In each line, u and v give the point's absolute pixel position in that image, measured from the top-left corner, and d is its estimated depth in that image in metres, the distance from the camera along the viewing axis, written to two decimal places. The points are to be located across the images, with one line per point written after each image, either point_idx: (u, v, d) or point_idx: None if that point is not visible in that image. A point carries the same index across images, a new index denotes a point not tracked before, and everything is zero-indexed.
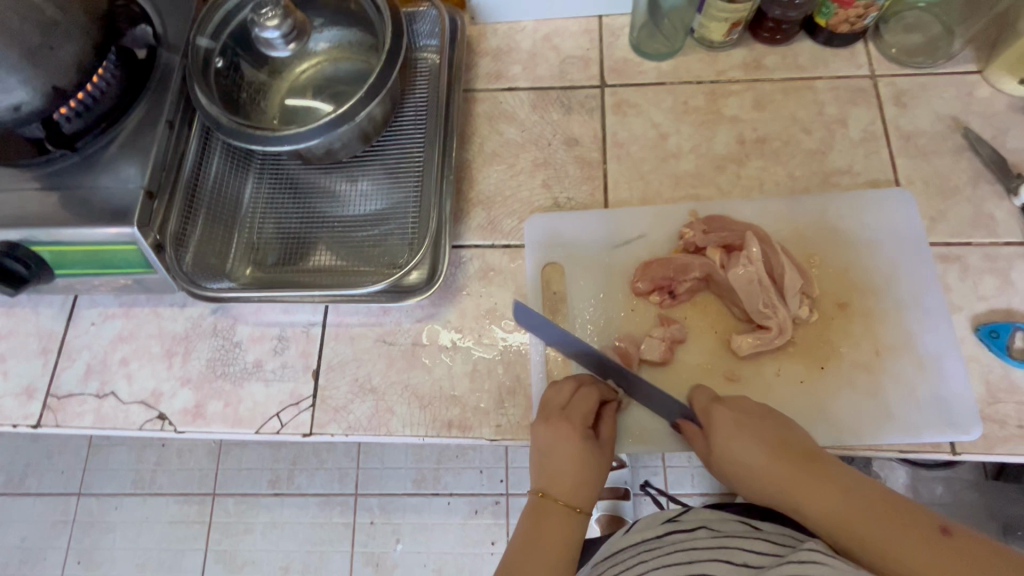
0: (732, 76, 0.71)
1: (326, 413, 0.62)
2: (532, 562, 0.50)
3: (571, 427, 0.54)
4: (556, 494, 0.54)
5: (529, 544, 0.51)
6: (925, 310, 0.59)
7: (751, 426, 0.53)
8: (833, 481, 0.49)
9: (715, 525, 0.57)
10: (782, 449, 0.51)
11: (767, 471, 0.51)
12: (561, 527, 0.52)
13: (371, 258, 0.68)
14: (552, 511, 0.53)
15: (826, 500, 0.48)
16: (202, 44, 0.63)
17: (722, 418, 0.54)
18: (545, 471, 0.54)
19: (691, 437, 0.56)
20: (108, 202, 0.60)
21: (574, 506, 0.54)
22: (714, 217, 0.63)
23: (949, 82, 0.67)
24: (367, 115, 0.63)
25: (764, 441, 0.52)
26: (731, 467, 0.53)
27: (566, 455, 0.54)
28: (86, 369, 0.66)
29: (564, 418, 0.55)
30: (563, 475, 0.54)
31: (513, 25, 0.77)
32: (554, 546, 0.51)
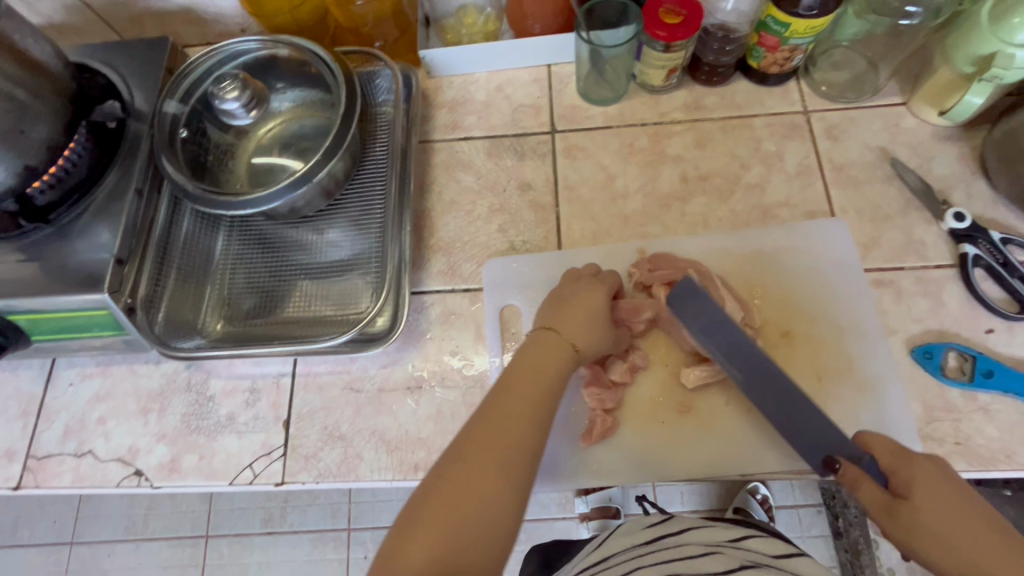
0: (674, 117, 0.75)
1: (298, 461, 0.64)
2: (524, 385, 0.50)
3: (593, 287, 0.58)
4: (560, 330, 0.54)
5: (523, 370, 0.51)
6: (863, 335, 0.62)
7: (962, 500, 0.45)
8: (1013, 548, 0.42)
9: (701, 532, 0.57)
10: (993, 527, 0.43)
11: (973, 555, 0.42)
12: (552, 358, 0.52)
13: (338, 306, 0.71)
14: (551, 345, 0.53)
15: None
16: (170, 109, 0.68)
17: (925, 479, 0.46)
18: (557, 314, 0.56)
19: (866, 490, 0.49)
20: (80, 269, 0.63)
21: (574, 346, 0.54)
22: (660, 254, 0.66)
23: (876, 115, 0.71)
24: (326, 173, 0.67)
25: (979, 522, 0.44)
26: (905, 532, 0.46)
27: (585, 304, 0.57)
28: (65, 430, 0.68)
29: (595, 281, 0.59)
30: (570, 316, 0.56)
31: (467, 76, 0.81)
32: (541, 376, 0.51)
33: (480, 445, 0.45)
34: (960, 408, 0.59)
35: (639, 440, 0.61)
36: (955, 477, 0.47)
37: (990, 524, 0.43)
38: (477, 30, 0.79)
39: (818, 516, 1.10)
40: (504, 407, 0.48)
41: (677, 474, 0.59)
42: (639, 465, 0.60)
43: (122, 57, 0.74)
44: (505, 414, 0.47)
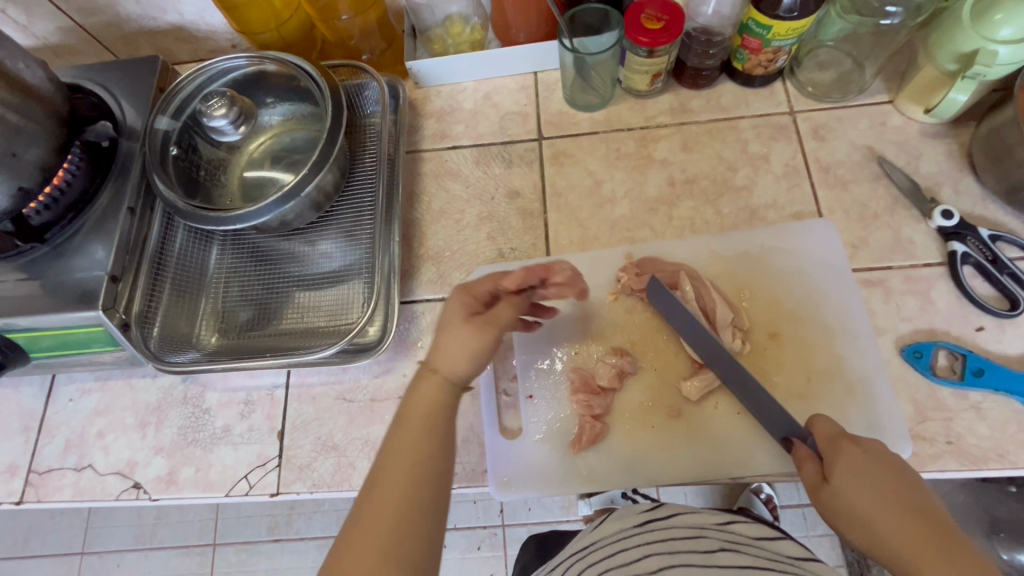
0: (660, 121, 0.75)
1: (292, 471, 0.65)
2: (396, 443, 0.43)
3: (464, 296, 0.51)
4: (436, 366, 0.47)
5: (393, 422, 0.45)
6: (852, 335, 0.62)
7: (888, 480, 0.45)
8: (904, 528, 0.42)
9: (693, 516, 0.58)
10: (904, 504, 0.43)
11: (883, 527, 0.43)
12: (424, 404, 0.45)
13: (331, 317, 0.72)
14: (429, 387, 0.46)
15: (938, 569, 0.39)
16: (161, 125, 0.70)
17: (845, 464, 0.47)
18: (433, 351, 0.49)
19: (806, 469, 0.50)
20: (76, 287, 0.64)
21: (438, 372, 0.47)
22: (649, 260, 0.66)
23: (862, 114, 0.71)
24: (315, 186, 0.68)
25: (896, 504, 0.43)
26: (830, 509, 0.46)
27: (447, 327, 0.49)
28: (65, 444, 0.69)
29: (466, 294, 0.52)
30: (446, 350, 0.48)
31: (455, 86, 0.82)
32: (414, 431, 0.44)
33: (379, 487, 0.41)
34: (951, 407, 0.58)
35: (629, 445, 0.61)
36: (889, 457, 0.47)
37: (902, 502, 0.43)
38: (464, 39, 0.80)
39: None
40: (381, 485, 0.41)
41: (668, 479, 0.59)
42: (630, 470, 0.60)
43: (116, 77, 0.75)
44: (382, 493, 0.41)
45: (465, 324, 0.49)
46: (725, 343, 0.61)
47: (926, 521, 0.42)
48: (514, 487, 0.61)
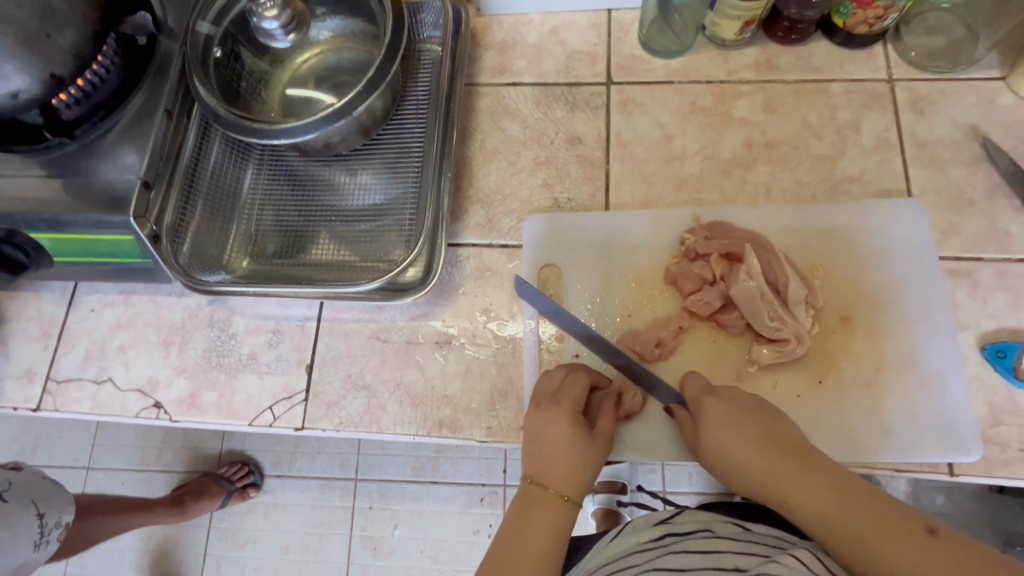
0: (743, 76, 0.69)
1: (318, 408, 0.62)
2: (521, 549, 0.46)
3: (561, 412, 0.52)
4: (546, 479, 0.50)
5: (518, 532, 0.47)
6: (931, 327, 0.57)
7: (747, 420, 0.50)
8: (788, 472, 0.45)
9: (715, 528, 0.53)
10: (758, 435, 0.48)
11: (746, 463, 0.48)
12: (545, 522, 0.48)
13: (367, 252, 0.68)
14: (536, 501, 0.49)
15: (812, 490, 0.44)
16: (202, 30, 0.63)
17: (711, 410, 0.51)
18: (535, 457, 0.51)
19: (688, 429, 0.54)
20: (106, 190, 0.60)
21: (563, 493, 0.49)
22: (718, 224, 0.61)
23: (969, 89, 0.65)
24: (365, 109, 0.63)
25: (760, 438, 0.48)
26: (710, 459, 0.51)
27: (552, 437, 0.51)
28: (85, 355, 0.67)
29: (553, 403, 0.53)
30: (553, 457, 0.50)
31: (520, 17, 0.75)
32: (541, 540, 0.47)
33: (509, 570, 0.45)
34: None
35: (677, 417, 0.58)
36: (741, 399, 0.52)
37: (757, 432, 0.48)
38: None
39: None
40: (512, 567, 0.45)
41: None
42: (676, 442, 0.57)
43: None
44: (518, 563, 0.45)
45: (573, 434, 0.51)
46: (798, 320, 0.56)
47: (781, 447, 0.47)
48: None
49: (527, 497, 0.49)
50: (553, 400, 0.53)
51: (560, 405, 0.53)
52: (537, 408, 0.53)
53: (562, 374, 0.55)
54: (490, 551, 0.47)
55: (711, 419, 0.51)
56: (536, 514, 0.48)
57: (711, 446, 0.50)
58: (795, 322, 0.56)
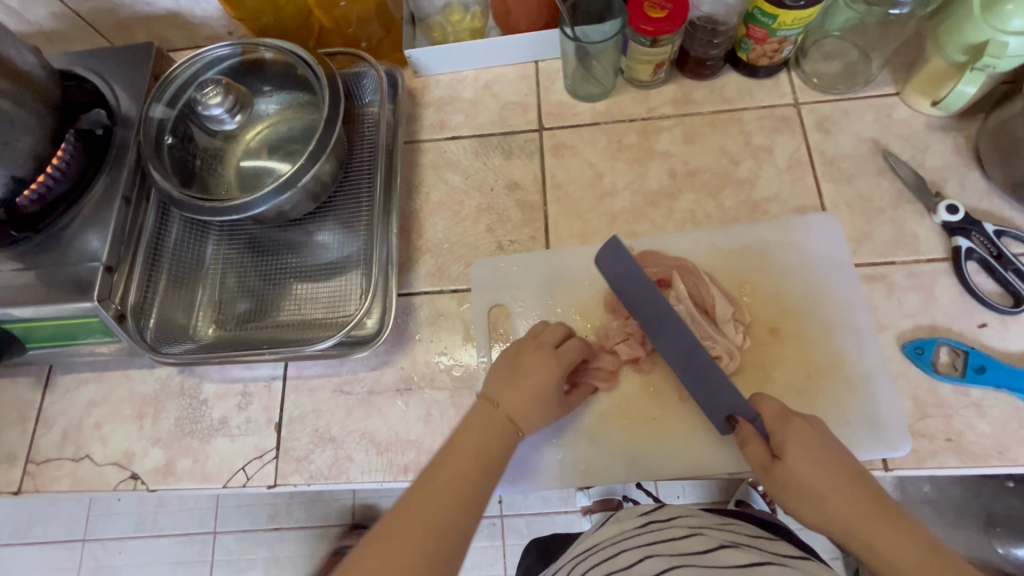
0: (663, 112, 0.74)
1: (289, 463, 0.65)
2: (455, 457, 0.49)
3: (551, 361, 0.56)
4: (504, 406, 0.53)
5: (457, 441, 0.50)
6: (854, 331, 0.61)
7: (837, 457, 0.47)
8: (882, 521, 0.43)
9: (693, 518, 0.56)
10: (854, 476, 0.46)
11: (834, 497, 0.45)
12: (480, 428, 0.51)
13: (327, 309, 0.71)
14: (490, 420, 0.52)
15: (905, 547, 0.41)
16: (156, 114, 0.68)
17: (798, 435, 0.48)
18: (505, 385, 0.54)
19: (753, 450, 0.51)
20: (71, 277, 0.64)
21: (514, 422, 0.52)
22: (649, 253, 0.65)
23: (867, 106, 0.70)
24: (313, 177, 0.67)
25: (848, 474, 0.46)
26: (783, 485, 0.48)
27: (530, 383, 0.54)
28: (63, 435, 0.69)
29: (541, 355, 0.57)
30: (528, 385, 0.54)
31: (454, 75, 0.80)
32: (477, 446, 0.49)
33: (447, 471, 0.47)
34: (952, 404, 0.58)
35: (626, 440, 0.61)
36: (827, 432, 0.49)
37: (850, 472, 0.46)
38: (464, 27, 0.77)
39: None
40: (442, 469, 0.47)
41: (665, 472, 0.60)
42: (628, 462, 0.60)
43: (111, 65, 0.74)
44: (455, 469, 0.48)
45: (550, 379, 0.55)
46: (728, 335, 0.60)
47: (882, 498, 0.44)
48: (509, 479, 0.61)
49: (472, 420, 0.52)
50: (551, 351, 0.57)
51: (543, 348, 0.57)
52: (523, 346, 0.58)
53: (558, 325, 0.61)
54: (429, 463, 0.49)
55: (796, 448, 0.48)
56: (474, 443, 0.50)
57: (796, 476, 0.47)
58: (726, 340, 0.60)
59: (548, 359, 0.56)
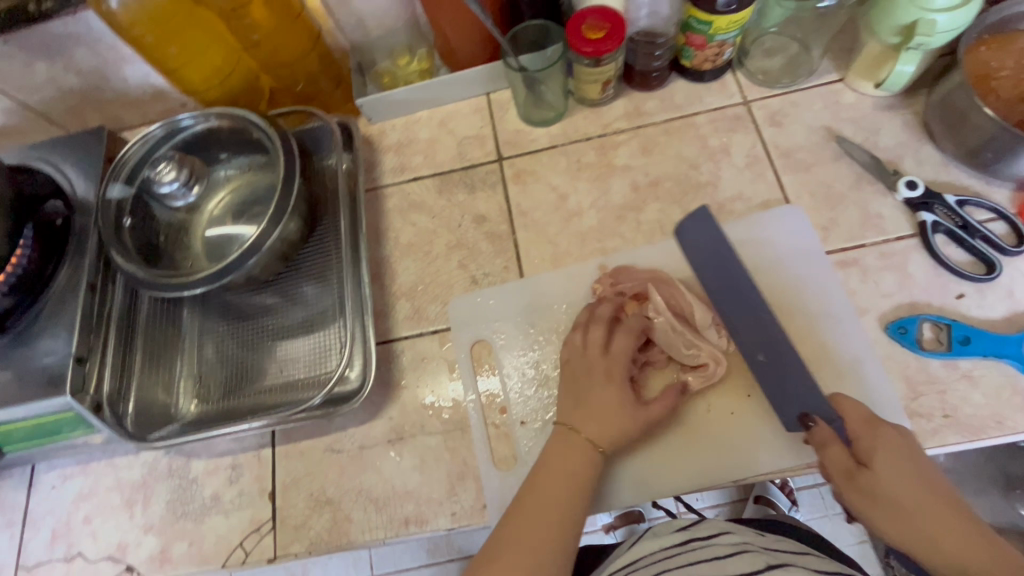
0: (617, 127, 0.74)
1: (287, 532, 0.63)
2: (546, 502, 0.51)
3: (610, 380, 0.56)
4: (582, 430, 0.54)
5: (538, 481, 0.52)
6: (837, 318, 0.61)
7: (918, 468, 0.49)
8: (952, 530, 0.46)
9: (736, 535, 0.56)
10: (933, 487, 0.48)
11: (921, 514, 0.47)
12: (574, 468, 0.53)
13: (308, 366, 0.70)
14: (572, 451, 0.54)
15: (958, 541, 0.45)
16: (115, 194, 0.67)
17: (887, 448, 0.50)
18: (581, 412, 0.55)
19: (834, 453, 0.52)
20: (41, 372, 0.62)
21: (597, 445, 0.54)
22: (622, 269, 0.65)
23: (816, 95, 0.71)
24: (279, 237, 0.66)
25: (930, 488, 0.48)
26: (867, 496, 0.49)
27: (601, 398, 0.55)
28: (52, 535, 0.67)
29: (609, 369, 0.56)
30: (586, 411, 0.55)
31: (408, 116, 0.80)
32: (565, 488, 0.52)
33: (534, 513, 0.50)
34: (944, 379, 0.57)
35: (628, 461, 0.59)
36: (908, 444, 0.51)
37: (933, 487, 0.48)
38: (412, 69, 0.78)
39: None
40: (535, 516, 0.50)
41: (672, 489, 0.58)
42: (636, 483, 0.58)
43: (66, 155, 0.74)
44: (544, 514, 0.50)
45: (610, 385, 0.56)
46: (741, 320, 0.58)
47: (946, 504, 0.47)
48: None
49: (560, 456, 0.54)
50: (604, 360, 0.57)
51: (599, 370, 0.56)
52: (577, 367, 0.57)
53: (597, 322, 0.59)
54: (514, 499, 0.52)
55: (886, 458, 0.50)
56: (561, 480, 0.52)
57: (893, 490, 0.48)
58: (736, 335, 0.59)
59: (610, 379, 0.56)
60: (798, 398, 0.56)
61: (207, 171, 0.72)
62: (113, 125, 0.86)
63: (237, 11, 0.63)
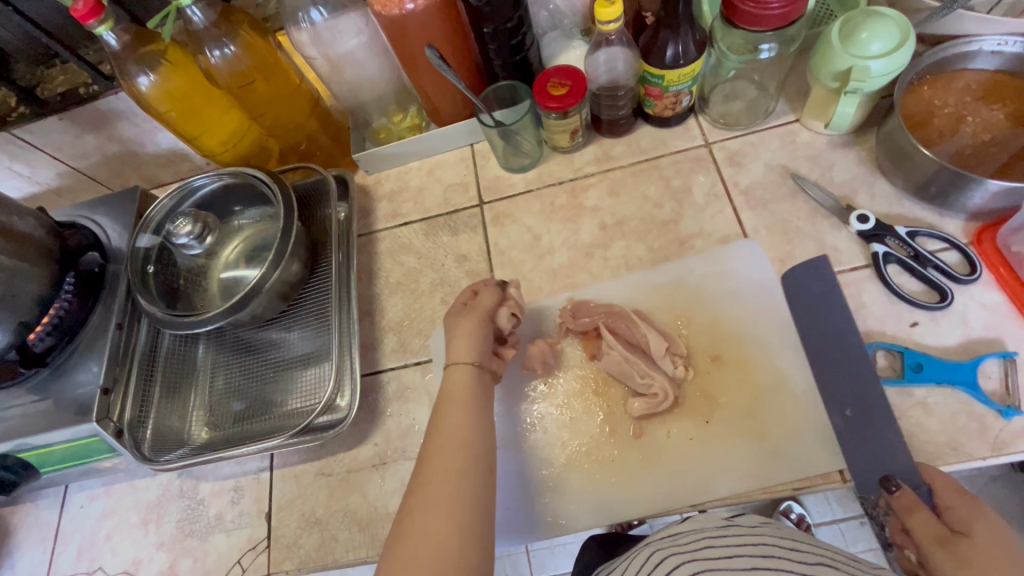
0: (588, 171, 0.80)
1: (280, 550, 0.68)
2: (443, 424, 0.55)
3: (473, 314, 0.63)
4: (457, 360, 0.60)
5: (439, 411, 0.57)
6: (792, 347, 0.63)
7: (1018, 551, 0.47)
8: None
9: (784, 531, 0.54)
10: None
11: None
12: (458, 386, 0.58)
13: (303, 395, 0.75)
14: (456, 377, 0.59)
15: None
16: (143, 242, 0.77)
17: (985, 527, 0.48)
18: (450, 346, 0.61)
19: (921, 519, 0.51)
20: (75, 401, 0.72)
21: (469, 363, 0.59)
22: (579, 304, 0.69)
23: (773, 135, 0.76)
24: (279, 279, 0.74)
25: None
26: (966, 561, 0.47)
27: (459, 327, 0.62)
28: (78, 551, 0.74)
29: (461, 310, 0.64)
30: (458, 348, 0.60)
31: (401, 167, 0.88)
32: (454, 412, 0.56)
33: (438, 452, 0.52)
34: (898, 407, 0.59)
35: (589, 484, 0.62)
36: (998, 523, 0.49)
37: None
38: (404, 125, 0.87)
39: (862, 529, 1.07)
40: (435, 453, 0.52)
41: (631, 513, 0.61)
42: (597, 506, 0.61)
43: (106, 212, 0.85)
44: (445, 443, 0.53)
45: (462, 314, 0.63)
46: (838, 381, 0.60)
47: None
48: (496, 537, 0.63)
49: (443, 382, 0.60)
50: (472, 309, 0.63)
51: (465, 313, 0.63)
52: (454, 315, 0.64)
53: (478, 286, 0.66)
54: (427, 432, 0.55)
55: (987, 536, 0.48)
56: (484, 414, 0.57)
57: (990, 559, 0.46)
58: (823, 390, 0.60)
59: (478, 319, 0.62)
60: (880, 461, 0.55)
61: (221, 221, 0.81)
62: (149, 183, 0.98)
63: (245, 87, 0.73)
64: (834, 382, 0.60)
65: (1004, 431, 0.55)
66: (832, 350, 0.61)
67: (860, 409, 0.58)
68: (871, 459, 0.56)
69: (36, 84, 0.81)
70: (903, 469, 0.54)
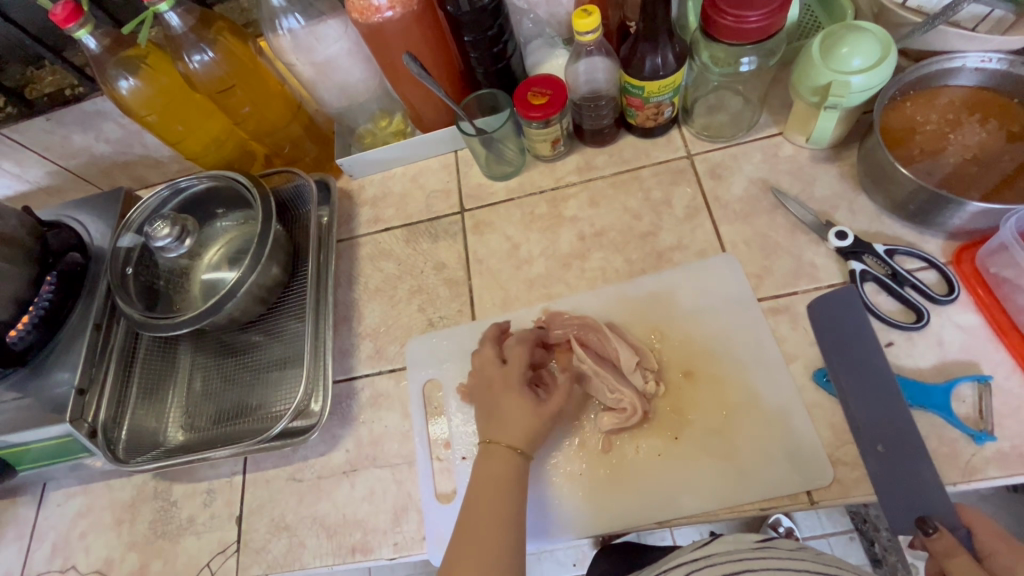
0: (569, 180, 0.80)
1: (248, 555, 0.68)
2: (480, 508, 0.54)
3: (507, 384, 0.59)
4: (499, 439, 0.57)
5: (472, 495, 0.55)
6: (764, 365, 0.62)
7: None
8: None
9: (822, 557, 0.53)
10: None
11: None
12: (499, 469, 0.56)
13: (278, 399, 0.75)
14: (495, 457, 0.57)
15: None
16: (125, 243, 0.78)
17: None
18: (493, 422, 0.59)
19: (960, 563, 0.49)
20: (50, 400, 0.72)
21: (514, 447, 0.57)
22: (554, 315, 0.69)
23: (755, 148, 0.75)
24: (255, 282, 0.74)
25: None
26: None
27: (506, 403, 0.58)
28: (52, 548, 0.75)
29: (500, 376, 0.60)
30: (507, 424, 0.58)
31: (384, 173, 0.88)
32: (488, 494, 0.55)
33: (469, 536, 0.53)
34: None
35: (557, 497, 0.62)
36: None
37: None
38: (389, 131, 0.87)
39: (851, 544, 1.05)
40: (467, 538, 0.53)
41: (597, 528, 0.60)
42: (564, 520, 0.61)
43: (91, 212, 0.86)
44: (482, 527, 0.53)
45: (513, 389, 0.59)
46: (869, 405, 0.57)
47: None
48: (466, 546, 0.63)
49: (478, 464, 0.58)
50: (501, 373, 0.60)
51: (498, 381, 0.60)
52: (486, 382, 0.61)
53: (493, 341, 0.64)
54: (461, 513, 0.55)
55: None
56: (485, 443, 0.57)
57: None
58: (847, 411, 0.58)
59: (509, 389, 0.59)
60: (910, 502, 0.53)
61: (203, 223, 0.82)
62: (138, 183, 0.99)
63: (225, 91, 0.73)
64: (866, 411, 0.57)
65: (975, 456, 0.54)
66: (861, 368, 0.58)
67: (893, 446, 0.55)
68: (902, 499, 0.54)
69: (25, 84, 0.82)
70: (902, 503, 0.53)
